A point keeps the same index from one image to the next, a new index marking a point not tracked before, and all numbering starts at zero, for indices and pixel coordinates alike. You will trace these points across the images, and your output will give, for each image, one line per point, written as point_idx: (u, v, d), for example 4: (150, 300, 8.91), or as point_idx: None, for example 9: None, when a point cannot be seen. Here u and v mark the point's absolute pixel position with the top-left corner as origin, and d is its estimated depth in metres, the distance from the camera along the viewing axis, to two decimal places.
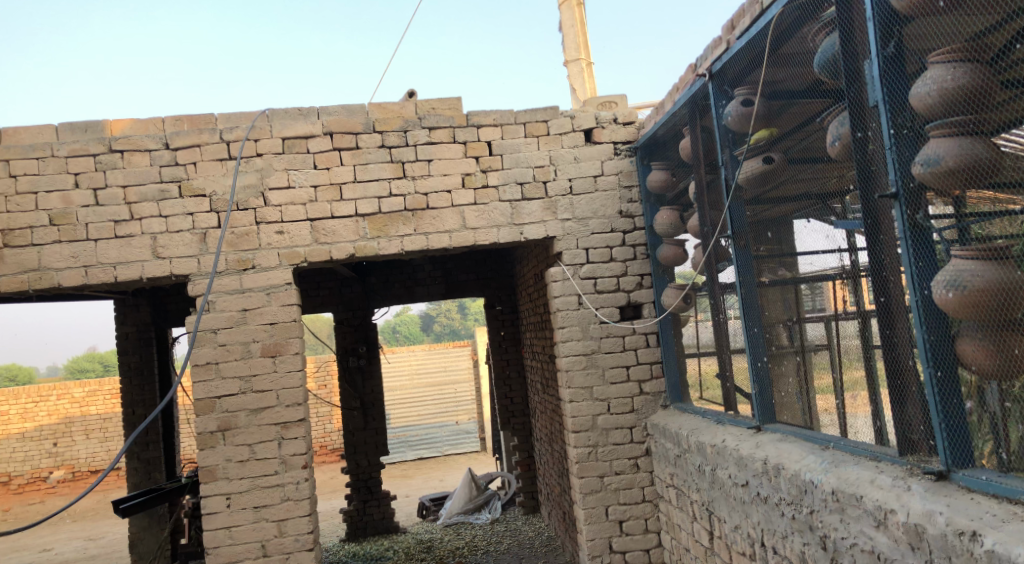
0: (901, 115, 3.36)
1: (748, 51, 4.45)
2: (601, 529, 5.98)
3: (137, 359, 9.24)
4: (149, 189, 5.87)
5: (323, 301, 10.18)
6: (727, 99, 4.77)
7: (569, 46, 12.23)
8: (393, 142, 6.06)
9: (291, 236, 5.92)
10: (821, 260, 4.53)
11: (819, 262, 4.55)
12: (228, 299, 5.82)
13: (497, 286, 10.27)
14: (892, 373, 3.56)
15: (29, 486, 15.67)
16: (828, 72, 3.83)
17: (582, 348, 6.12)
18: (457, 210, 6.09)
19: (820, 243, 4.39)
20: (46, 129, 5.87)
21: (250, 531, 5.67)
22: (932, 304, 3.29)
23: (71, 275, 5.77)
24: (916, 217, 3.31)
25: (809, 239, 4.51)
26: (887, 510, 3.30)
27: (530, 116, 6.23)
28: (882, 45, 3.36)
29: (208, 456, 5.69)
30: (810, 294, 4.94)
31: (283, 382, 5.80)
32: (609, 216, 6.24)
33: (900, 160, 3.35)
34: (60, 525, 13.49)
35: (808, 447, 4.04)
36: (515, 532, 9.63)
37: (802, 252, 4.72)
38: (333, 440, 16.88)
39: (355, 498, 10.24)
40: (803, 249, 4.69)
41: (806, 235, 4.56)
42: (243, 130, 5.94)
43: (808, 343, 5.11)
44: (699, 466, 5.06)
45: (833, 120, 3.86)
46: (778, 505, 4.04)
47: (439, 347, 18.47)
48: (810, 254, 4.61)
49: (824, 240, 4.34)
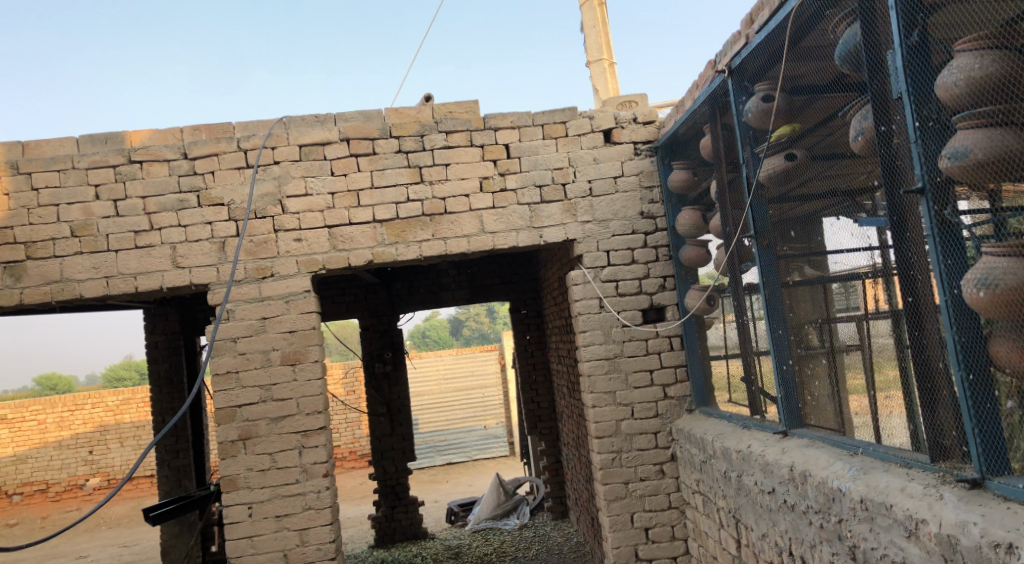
0: (926, 107, 3.23)
1: (769, 45, 4.34)
2: (626, 537, 5.87)
3: (167, 367, 9.26)
4: (168, 199, 5.85)
5: (348, 307, 10.14)
6: (747, 95, 4.67)
7: (591, 46, 12.13)
8: (410, 147, 5.99)
9: (309, 244, 5.87)
10: (856, 258, 4.21)
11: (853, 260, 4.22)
12: (248, 308, 5.78)
13: (522, 290, 10.20)
14: (922, 376, 3.42)
15: (66, 493, 15.78)
16: (849, 64, 3.71)
17: (605, 353, 6.02)
18: (475, 214, 6.01)
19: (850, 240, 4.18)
20: (67, 141, 5.85)
21: (272, 541, 5.63)
22: (962, 304, 3.16)
23: (93, 286, 5.76)
24: (943, 213, 3.18)
25: (839, 238, 4.26)
26: (918, 520, 3.17)
27: (548, 118, 6.14)
28: (905, 34, 3.22)
29: (229, 465, 5.65)
30: (844, 291, 4.60)
31: (303, 390, 5.75)
32: (630, 218, 6.13)
33: (926, 153, 3.21)
34: (96, 532, 13.56)
35: (836, 453, 3.91)
36: (543, 538, 9.53)
37: (833, 251, 4.41)
38: (362, 445, 16.87)
39: (383, 504, 10.18)
40: (834, 248, 4.37)
41: (837, 233, 4.30)
42: (260, 138, 5.90)
43: (841, 343, 4.68)
44: (725, 472, 4.93)
45: (856, 115, 3.74)
46: (805, 513, 3.92)
47: (467, 352, 18.42)
48: (840, 252, 4.32)
49: (857, 239, 4.11)
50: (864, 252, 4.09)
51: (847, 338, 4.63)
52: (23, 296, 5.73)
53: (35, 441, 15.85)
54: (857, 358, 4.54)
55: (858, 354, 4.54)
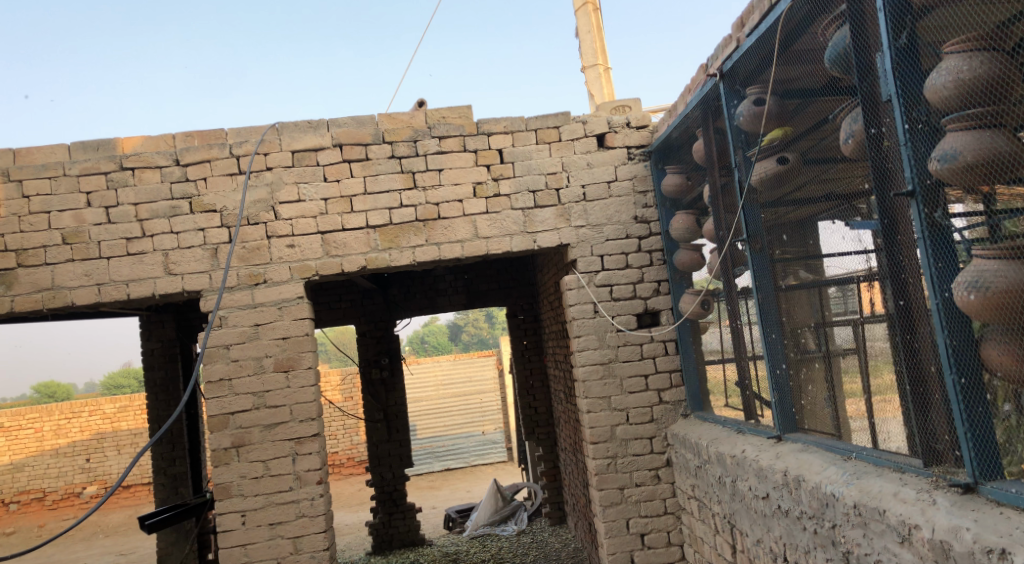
0: (916, 110, 3.20)
1: (759, 50, 4.33)
2: (622, 542, 5.85)
3: (163, 375, 9.22)
4: (160, 206, 5.83)
5: (344, 313, 10.12)
6: (739, 98, 4.66)
7: (586, 51, 12.11)
8: (403, 153, 5.97)
9: (302, 250, 5.85)
10: (853, 261, 4.14)
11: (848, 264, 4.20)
12: (241, 314, 5.76)
13: (519, 295, 10.17)
14: (915, 381, 3.40)
15: (63, 502, 15.71)
16: (839, 67, 3.69)
17: (599, 357, 5.99)
18: (469, 219, 6.00)
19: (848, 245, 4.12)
20: (59, 149, 5.83)
21: (265, 549, 5.59)
22: (953, 308, 3.14)
23: (85, 293, 5.73)
24: (933, 216, 3.16)
25: (834, 243, 4.20)
26: (911, 526, 3.14)
27: (542, 122, 6.12)
28: (893, 36, 3.20)
29: (222, 473, 5.62)
30: (840, 296, 4.51)
31: (296, 397, 5.72)
32: (624, 222, 6.11)
33: (916, 156, 3.19)
34: (93, 540, 13.51)
35: (830, 458, 3.89)
36: (541, 544, 9.50)
37: (829, 255, 4.36)
38: (360, 452, 16.82)
39: (380, 510, 10.14)
40: (829, 252, 4.34)
41: (833, 238, 4.20)
42: (253, 144, 5.89)
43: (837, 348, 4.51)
44: (720, 477, 4.91)
45: (846, 118, 3.70)
46: (800, 519, 3.90)
47: (464, 357, 18.31)
48: (840, 256, 4.24)
49: (854, 242, 4.05)
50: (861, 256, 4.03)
51: (844, 342, 4.49)
52: (14, 304, 5.70)
53: (32, 449, 15.79)
54: (853, 362, 4.43)
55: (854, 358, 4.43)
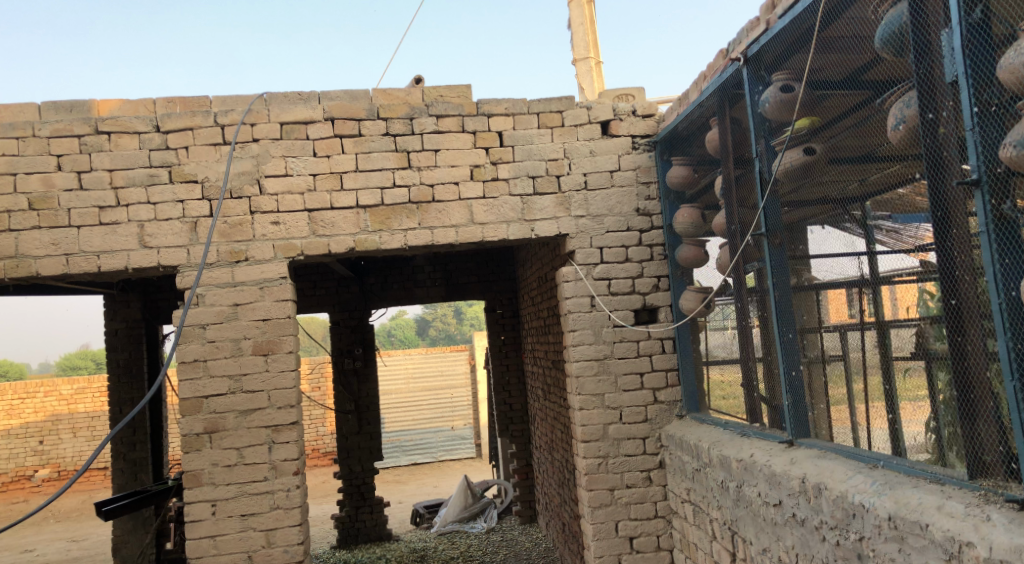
0: (986, 91, 3.02)
1: (794, 30, 4.09)
2: (610, 546, 5.61)
3: (126, 356, 8.82)
4: (137, 174, 5.48)
5: (319, 300, 9.78)
6: (764, 85, 4.40)
7: (579, 43, 11.88)
8: (398, 130, 5.68)
9: (287, 228, 5.54)
10: (840, 265, 4.34)
11: (835, 266, 4.34)
12: (219, 293, 5.43)
13: (499, 289, 9.88)
14: (963, 387, 3.19)
15: (13, 484, 15.23)
16: (891, 47, 3.42)
17: (594, 353, 5.74)
18: (464, 203, 5.71)
19: (842, 248, 4.25)
20: (28, 108, 5.46)
21: (235, 541, 5.28)
22: (1018, 309, 2.94)
23: (50, 263, 5.37)
24: (1001, 208, 2.97)
25: (824, 247, 4.28)
26: (962, 543, 2.93)
27: (544, 106, 5.86)
28: (966, 11, 3.03)
29: (193, 460, 5.30)
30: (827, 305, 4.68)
31: (275, 382, 5.40)
32: (625, 214, 5.87)
33: (984, 141, 3.00)
34: (45, 525, 13.06)
35: (853, 466, 3.65)
36: (511, 542, 9.24)
37: (817, 256, 4.36)
38: (326, 443, 16.45)
39: (347, 504, 9.81)
40: (818, 254, 4.34)
41: (823, 242, 4.29)
42: (239, 113, 5.55)
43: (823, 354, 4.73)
44: (722, 482, 4.67)
45: (896, 103, 3.49)
46: (818, 529, 3.69)
47: (437, 351, 18.02)
48: (823, 259, 4.34)
49: (847, 247, 4.27)
50: (851, 259, 4.31)
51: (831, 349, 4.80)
52: None
53: None
54: (836, 369, 4.71)
55: (839, 366, 4.70)
